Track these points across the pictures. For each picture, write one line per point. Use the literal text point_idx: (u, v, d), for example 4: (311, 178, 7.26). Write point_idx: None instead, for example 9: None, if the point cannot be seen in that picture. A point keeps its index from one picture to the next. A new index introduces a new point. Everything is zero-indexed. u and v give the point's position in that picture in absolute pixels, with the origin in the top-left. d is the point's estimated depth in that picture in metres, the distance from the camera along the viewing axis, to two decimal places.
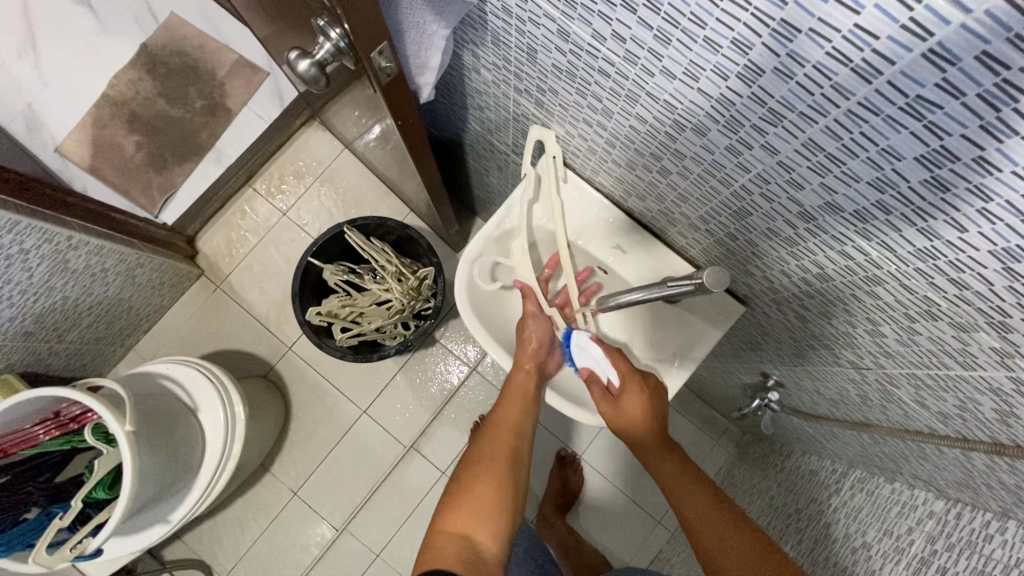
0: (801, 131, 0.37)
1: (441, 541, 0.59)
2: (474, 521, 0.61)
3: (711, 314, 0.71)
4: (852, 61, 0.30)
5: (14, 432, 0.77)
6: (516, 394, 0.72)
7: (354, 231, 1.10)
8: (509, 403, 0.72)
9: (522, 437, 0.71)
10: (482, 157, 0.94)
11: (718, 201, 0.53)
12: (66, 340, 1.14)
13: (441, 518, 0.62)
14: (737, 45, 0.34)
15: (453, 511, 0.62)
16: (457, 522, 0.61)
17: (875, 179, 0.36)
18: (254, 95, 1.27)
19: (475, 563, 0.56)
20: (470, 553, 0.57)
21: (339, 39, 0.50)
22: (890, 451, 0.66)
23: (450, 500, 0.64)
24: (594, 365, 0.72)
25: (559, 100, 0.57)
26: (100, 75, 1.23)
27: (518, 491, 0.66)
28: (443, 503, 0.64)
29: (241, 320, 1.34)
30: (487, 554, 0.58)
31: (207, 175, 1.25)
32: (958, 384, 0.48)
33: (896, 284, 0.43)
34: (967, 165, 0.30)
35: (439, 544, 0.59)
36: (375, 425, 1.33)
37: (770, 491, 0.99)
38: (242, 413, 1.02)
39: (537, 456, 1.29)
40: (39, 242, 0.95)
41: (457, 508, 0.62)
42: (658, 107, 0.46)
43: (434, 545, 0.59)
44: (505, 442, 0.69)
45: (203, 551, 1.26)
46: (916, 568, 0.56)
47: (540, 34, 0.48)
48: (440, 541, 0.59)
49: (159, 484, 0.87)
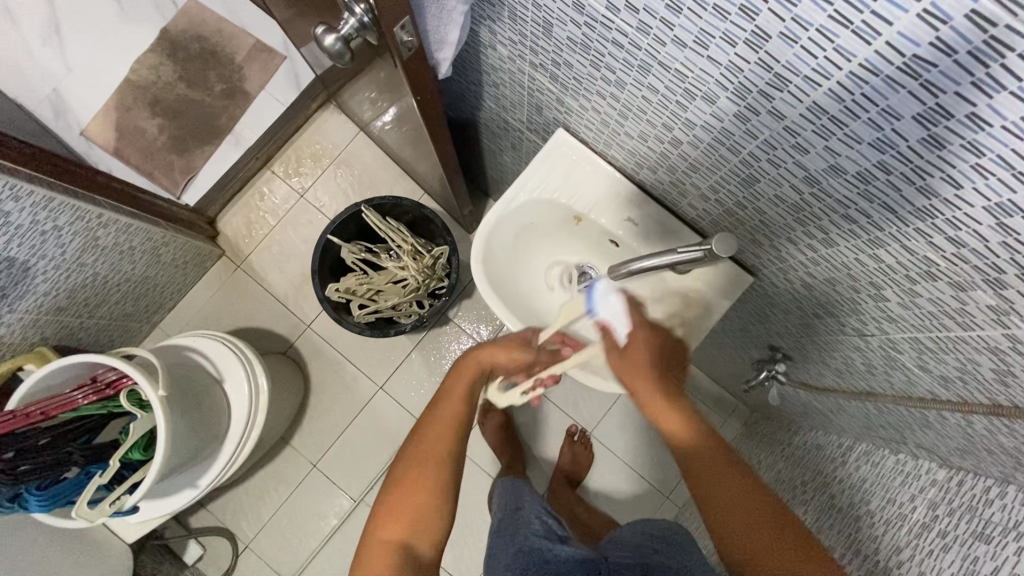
0: (805, 95, 0.39)
1: (378, 550, 0.63)
2: (409, 525, 0.65)
3: (721, 285, 0.73)
4: (852, 23, 0.31)
5: (56, 396, 0.80)
6: (459, 385, 0.75)
7: (371, 210, 1.13)
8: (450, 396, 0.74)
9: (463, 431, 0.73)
10: (496, 136, 0.96)
11: (728, 169, 0.54)
12: (96, 316, 1.18)
13: (380, 523, 0.65)
14: (745, 11, 0.36)
15: (391, 516, 0.65)
16: (392, 530, 0.64)
17: (876, 140, 0.38)
18: (271, 78, 1.29)
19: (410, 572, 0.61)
20: (405, 560, 0.62)
21: (363, 15, 0.53)
22: (895, 420, 0.68)
23: (387, 506, 0.66)
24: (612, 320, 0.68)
25: (573, 73, 0.59)
26: (122, 59, 1.26)
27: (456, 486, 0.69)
28: (382, 508, 0.67)
29: (261, 299, 1.39)
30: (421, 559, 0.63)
31: (227, 157, 1.28)
32: (957, 346, 0.50)
33: (898, 245, 0.45)
34: (960, 121, 0.32)
35: (375, 552, 0.63)
36: (391, 401, 1.37)
37: (778, 465, 1.00)
38: (264, 384, 1.06)
39: (549, 431, 1.32)
40: (71, 220, 1.00)
41: (394, 514, 0.65)
42: (669, 76, 0.47)
43: (369, 553, 0.63)
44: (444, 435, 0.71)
45: (228, 519, 1.31)
46: (918, 532, 0.58)
47: (556, 8, 0.50)
48: (377, 550, 0.63)
49: (188, 449, 0.91)
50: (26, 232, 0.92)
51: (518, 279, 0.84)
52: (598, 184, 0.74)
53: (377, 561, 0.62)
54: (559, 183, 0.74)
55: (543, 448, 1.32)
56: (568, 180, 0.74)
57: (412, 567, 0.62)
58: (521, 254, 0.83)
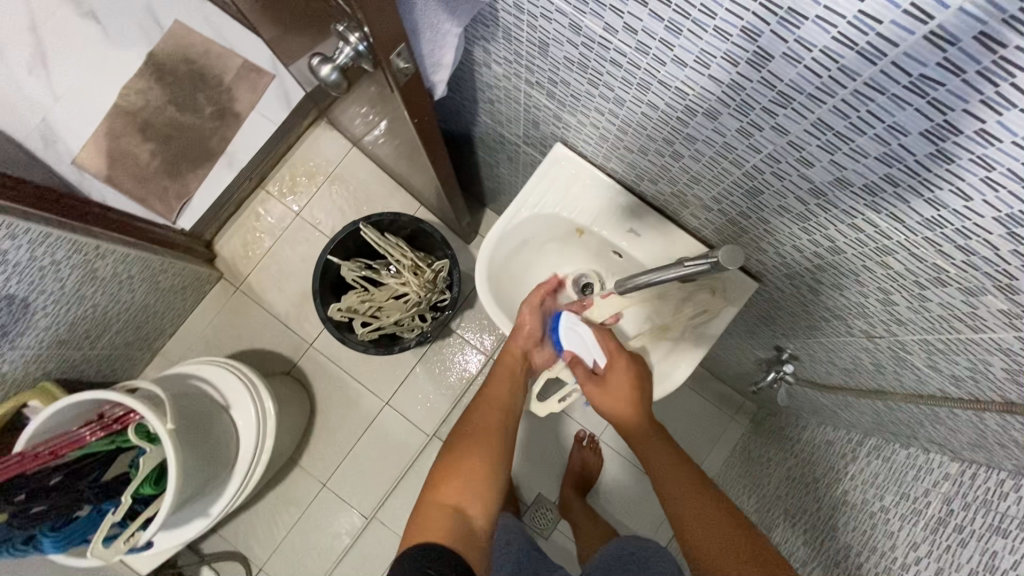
0: (810, 112, 0.39)
1: (434, 512, 0.62)
2: (464, 492, 0.65)
3: (727, 292, 0.73)
4: (857, 44, 0.31)
5: (63, 434, 0.80)
6: (501, 371, 0.79)
7: (370, 228, 1.13)
8: (498, 382, 0.78)
9: (508, 418, 0.75)
10: (492, 149, 0.96)
11: (731, 180, 0.54)
12: (97, 346, 1.18)
13: (435, 488, 0.65)
14: (747, 33, 0.35)
15: (445, 484, 0.65)
16: (446, 494, 0.64)
17: (883, 154, 0.38)
18: (261, 98, 1.28)
19: (466, 533, 0.60)
20: (460, 521, 0.61)
21: (358, 43, 0.52)
22: (905, 417, 0.68)
23: (443, 472, 0.67)
24: (580, 350, 0.78)
25: (570, 90, 0.59)
26: (111, 86, 1.25)
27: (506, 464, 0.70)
28: (436, 473, 0.68)
29: (262, 320, 1.38)
30: (475, 526, 0.62)
31: (221, 179, 1.26)
32: (969, 347, 0.50)
33: (906, 254, 0.45)
34: (969, 137, 0.32)
35: (431, 512, 0.62)
36: (398, 416, 1.37)
37: (788, 462, 1.00)
38: (271, 408, 1.06)
39: (558, 438, 1.32)
40: (68, 253, 0.99)
41: (450, 480, 0.66)
42: (669, 94, 0.47)
43: (423, 514, 0.62)
44: (493, 416, 0.74)
45: (239, 542, 1.31)
46: (934, 528, 0.58)
47: (552, 29, 0.50)
48: (434, 512, 0.62)
49: (198, 479, 0.90)
50: (25, 268, 0.92)
51: (522, 293, 0.84)
52: (598, 198, 0.74)
53: (432, 523, 0.60)
54: (558, 197, 0.74)
55: (551, 456, 1.31)
56: (567, 193, 0.74)
57: (466, 530, 0.60)
58: (524, 269, 0.83)
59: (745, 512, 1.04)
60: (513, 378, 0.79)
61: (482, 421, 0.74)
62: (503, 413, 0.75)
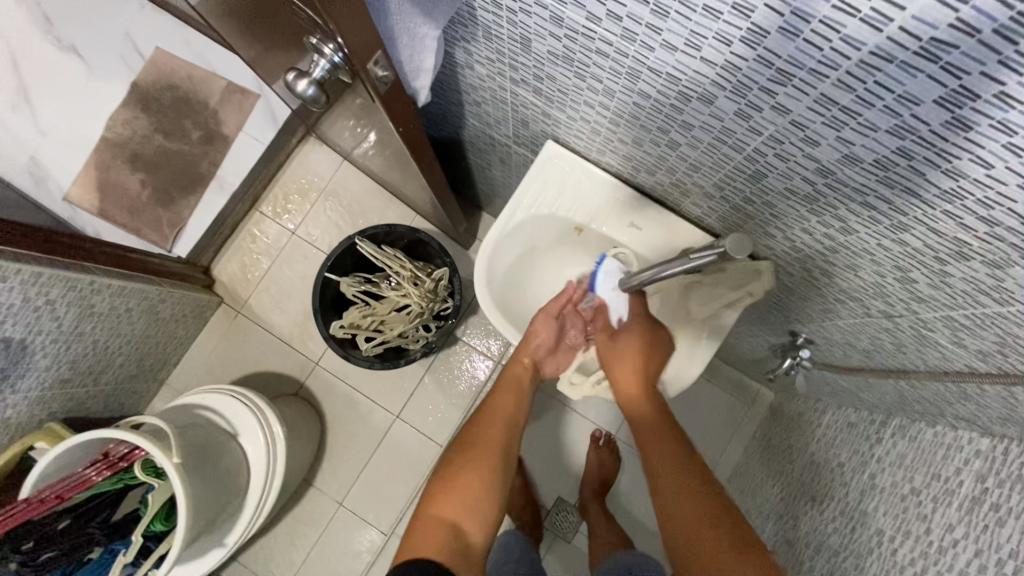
0: (812, 88, 0.36)
1: (432, 528, 0.60)
2: (462, 508, 0.62)
3: (742, 281, 0.69)
4: (860, 11, 0.29)
5: (68, 476, 0.77)
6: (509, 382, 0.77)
7: (366, 241, 1.11)
8: (504, 395, 0.75)
9: (512, 428, 0.73)
10: (483, 152, 0.93)
11: (732, 166, 0.52)
12: (102, 382, 1.16)
13: (434, 502, 0.63)
14: (739, 9, 0.33)
15: (443, 496, 0.64)
16: (444, 510, 0.62)
17: (894, 126, 0.35)
18: (247, 118, 1.26)
19: (463, 556, 0.58)
20: (458, 542, 0.59)
21: (333, 55, 0.51)
22: (929, 395, 0.65)
23: (442, 485, 0.65)
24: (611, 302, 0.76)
25: (557, 85, 0.57)
26: (95, 118, 1.24)
27: (506, 479, 0.68)
28: (434, 485, 0.66)
29: (266, 342, 1.37)
30: (472, 545, 0.60)
31: (214, 203, 1.25)
32: (995, 321, 0.47)
33: (924, 229, 0.43)
34: (989, 101, 0.30)
35: (429, 530, 0.60)
36: (410, 428, 1.35)
37: (809, 449, 0.97)
38: (280, 433, 1.03)
39: (573, 440, 1.30)
40: (63, 292, 0.97)
41: (451, 492, 0.64)
42: (661, 80, 0.45)
43: (420, 530, 0.61)
44: (498, 428, 0.71)
45: (258, 567, 1.29)
46: (969, 508, 0.55)
47: (532, 23, 0.48)
48: (431, 529, 0.60)
49: (210, 513, 0.88)
50: (20, 310, 0.90)
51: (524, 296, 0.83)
52: (596, 194, 0.72)
53: (429, 540, 0.59)
54: (554, 193, 0.72)
55: (569, 458, 1.29)
56: (562, 189, 0.72)
57: (461, 551, 0.59)
58: (524, 271, 0.82)
59: (768, 501, 1.02)
60: (520, 389, 0.77)
61: (487, 430, 0.71)
62: (507, 423, 0.73)
